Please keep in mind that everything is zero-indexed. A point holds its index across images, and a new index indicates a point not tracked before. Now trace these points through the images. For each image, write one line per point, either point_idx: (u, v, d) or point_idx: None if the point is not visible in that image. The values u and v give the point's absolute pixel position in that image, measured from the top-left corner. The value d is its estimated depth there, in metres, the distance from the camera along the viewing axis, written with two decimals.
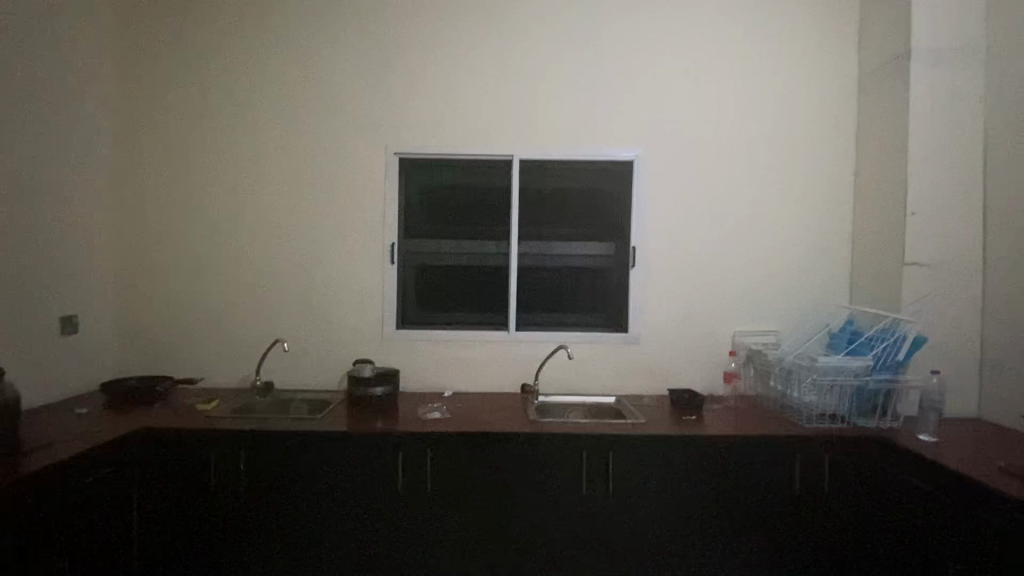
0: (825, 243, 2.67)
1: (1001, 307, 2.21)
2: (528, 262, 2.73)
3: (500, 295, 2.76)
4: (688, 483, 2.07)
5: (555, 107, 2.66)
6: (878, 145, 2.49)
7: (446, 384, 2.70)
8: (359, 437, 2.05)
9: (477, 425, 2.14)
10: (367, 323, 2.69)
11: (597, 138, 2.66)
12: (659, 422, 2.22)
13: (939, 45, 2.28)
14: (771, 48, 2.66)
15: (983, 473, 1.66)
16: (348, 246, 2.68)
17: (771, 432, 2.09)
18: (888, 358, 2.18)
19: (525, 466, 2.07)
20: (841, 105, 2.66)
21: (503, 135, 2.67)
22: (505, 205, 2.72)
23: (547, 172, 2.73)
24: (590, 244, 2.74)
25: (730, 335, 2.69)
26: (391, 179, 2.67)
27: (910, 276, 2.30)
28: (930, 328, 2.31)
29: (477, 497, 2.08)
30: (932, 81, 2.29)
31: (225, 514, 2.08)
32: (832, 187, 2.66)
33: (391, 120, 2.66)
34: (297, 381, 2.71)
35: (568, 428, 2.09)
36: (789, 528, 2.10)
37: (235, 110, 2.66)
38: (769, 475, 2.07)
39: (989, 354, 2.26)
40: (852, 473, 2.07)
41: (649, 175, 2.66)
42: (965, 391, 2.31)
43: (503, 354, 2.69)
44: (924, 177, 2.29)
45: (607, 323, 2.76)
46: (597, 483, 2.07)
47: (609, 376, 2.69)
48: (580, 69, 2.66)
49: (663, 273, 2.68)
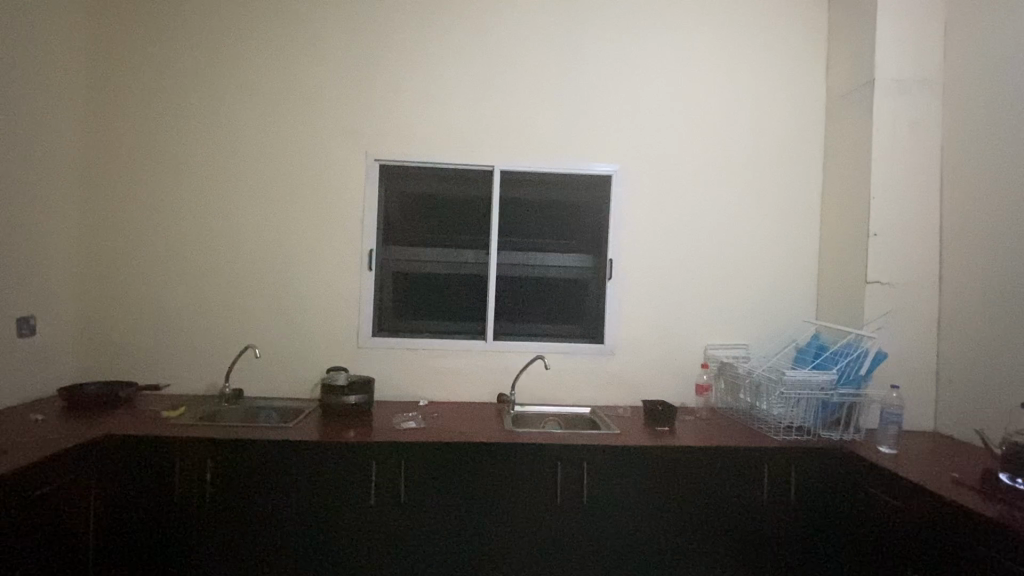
0: (793, 258, 2.76)
1: (955, 325, 2.32)
2: (507, 272, 2.74)
3: (477, 304, 2.75)
4: (660, 492, 2.10)
5: (537, 121, 2.70)
6: (844, 169, 2.60)
7: (422, 393, 2.68)
8: (332, 446, 2.02)
9: (452, 435, 2.13)
10: (342, 330, 2.65)
11: (577, 152, 2.71)
12: (634, 433, 2.25)
13: (900, 75, 2.42)
14: (746, 71, 2.76)
15: (938, 483, 1.74)
16: (325, 252, 2.65)
17: (740, 443, 2.14)
18: (851, 372, 2.27)
19: (499, 475, 2.07)
20: (810, 127, 2.77)
21: (485, 146, 2.69)
22: (485, 215, 2.73)
23: (527, 182, 2.75)
24: (568, 256, 2.77)
25: (703, 348, 2.75)
26: (370, 186, 2.65)
27: (873, 293, 2.41)
28: (890, 344, 2.41)
29: (450, 505, 2.06)
30: (894, 110, 2.42)
31: (187, 524, 2.00)
32: (799, 204, 2.77)
33: (373, 125, 2.66)
34: (268, 388, 2.64)
35: (544, 438, 2.10)
36: (756, 536, 2.14)
37: (212, 109, 2.61)
38: (739, 484, 2.12)
39: (944, 370, 2.37)
40: (817, 486, 2.13)
41: (626, 189, 2.72)
42: (922, 405, 2.41)
43: (479, 363, 2.69)
44: (885, 200, 2.41)
45: (584, 334, 2.78)
46: (573, 492, 2.08)
47: (584, 387, 2.72)
48: (563, 83, 2.71)
49: (638, 286, 2.73)
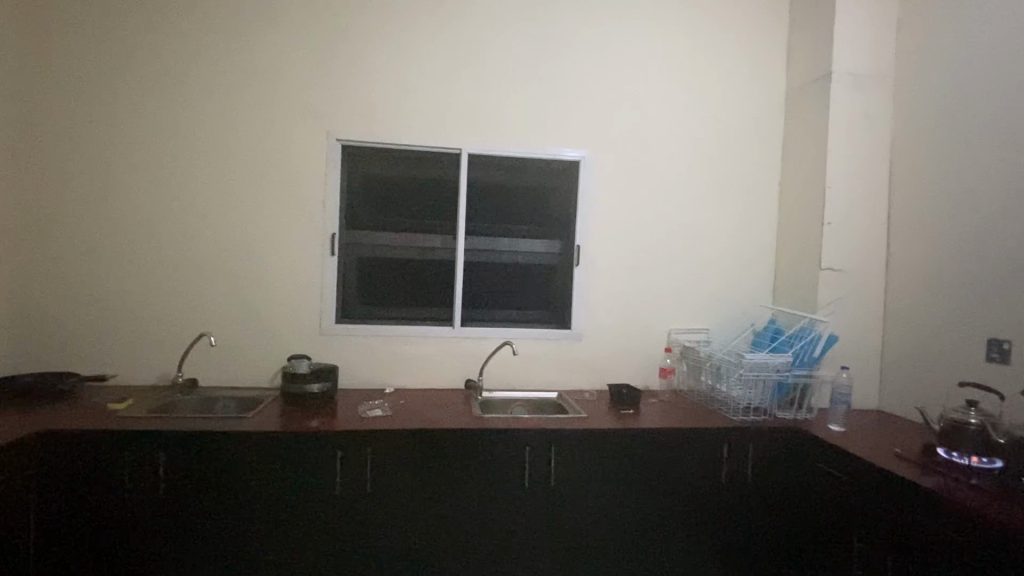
0: (753, 246, 2.85)
1: (899, 309, 2.46)
2: (474, 258, 2.71)
3: (444, 290, 2.71)
4: (625, 473, 2.15)
5: (505, 103, 2.66)
6: (801, 159, 2.69)
7: (387, 380, 2.64)
8: (295, 436, 1.96)
9: (419, 422, 2.11)
10: (304, 317, 2.57)
11: (545, 136, 2.69)
12: (599, 417, 2.29)
13: (855, 69, 2.51)
14: (711, 60, 2.80)
15: (882, 458, 1.85)
16: (284, 236, 2.54)
17: (702, 424, 2.21)
18: (805, 355, 2.38)
19: (467, 461, 2.07)
20: (770, 117, 2.84)
21: (452, 128, 2.63)
22: (452, 199, 2.68)
23: (495, 167, 2.72)
24: (535, 242, 2.76)
25: (667, 333, 2.81)
26: (332, 168, 2.56)
27: (826, 280, 2.52)
28: (841, 328, 2.54)
29: (417, 492, 2.05)
30: (849, 102, 2.51)
31: (139, 520, 1.91)
32: (759, 193, 2.85)
33: (335, 103, 2.55)
34: (225, 377, 2.53)
35: (513, 423, 2.11)
36: (715, 513, 2.22)
37: (159, 81, 2.44)
38: (700, 464, 2.19)
39: (888, 352, 2.51)
40: (772, 463, 2.23)
41: (594, 175, 2.73)
42: (868, 385, 2.56)
43: (446, 350, 2.66)
44: (839, 190, 2.51)
45: (551, 320, 2.80)
46: (540, 476, 2.10)
47: (551, 372, 2.74)
48: (531, 66, 2.67)
49: (605, 272, 2.76)
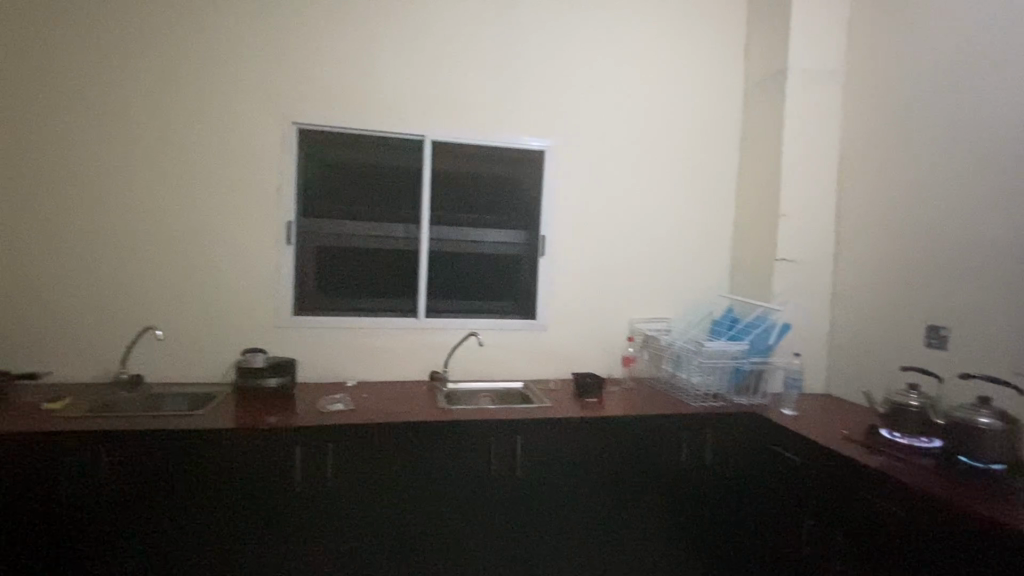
0: (713, 236, 2.93)
1: (846, 298, 2.59)
2: (438, 247, 2.66)
3: (408, 280, 2.65)
4: (590, 460, 2.19)
5: (469, 90, 2.61)
6: (759, 152, 2.77)
7: (349, 373, 2.57)
8: (251, 433, 1.87)
9: (383, 415, 2.07)
10: (260, 308, 2.46)
11: (510, 124, 2.66)
12: (564, 406, 2.31)
13: (809, 66, 2.60)
14: (674, 52, 2.83)
15: (831, 440, 1.94)
16: (237, 223, 2.41)
17: (664, 411, 2.27)
18: (760, 342, 2.47)
19: (433, 453, 2.04)
20: (730, 110, 2.91)
21: (415, 114, 2.56)
22: (415, 187, 2.61)
23: (459, 154, 2.66)
24: (500, 231, 2.74)
25: (630, 322, 2.86)
26: (288, 152, 2.44)
27: (780, 270, 2.62)
28: (794, 316, 2.65)
29: (381, 486, 2.01)
30: (803, 98, 2.60)
31: (80, 525, 1.79)
32: (719, 185, 2.92)
33: (291, 84, 2.43)
34: (174, 373, 2.39)
35: (479, 414, 2.10)
36: (675, 496, 2.29)
37: (94, 53, 2.25)
38: (661, 450, 2.25)
39: (836, 338, 2.65)
40: (728, 447, 2.31)
41: (558, 164, 2.72)
42: (817, 370, 2.69)
43: (410, 341, 2.61)
44: (793, 183, 2.61)
45: (517, 310, 2.79)
46: (507, 466, 2.10)
47: (517, 362, 2.73)
48: (496, 52, 2.62)
49: (570, 263, 2.77)
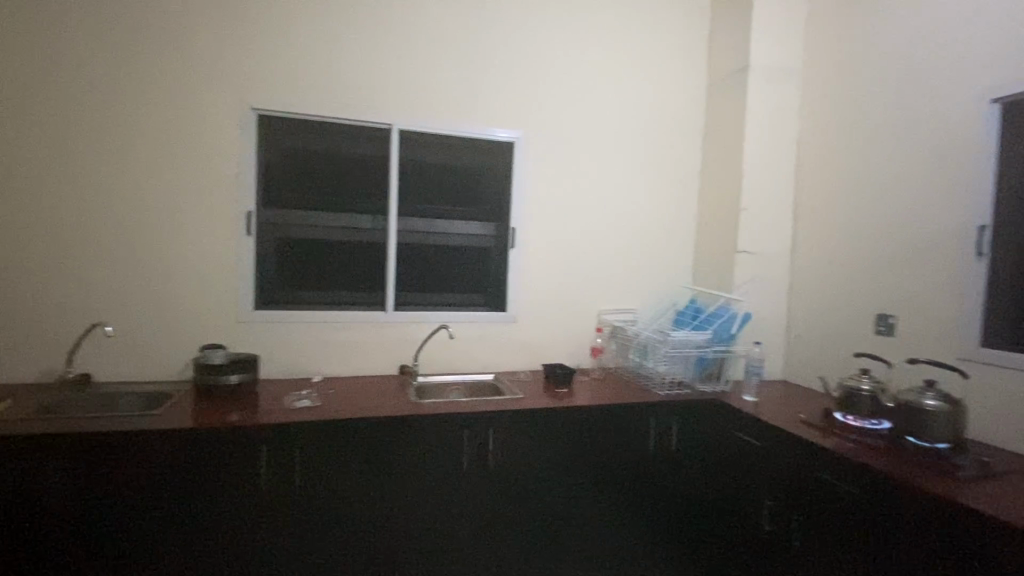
0: (678, 229, 3.00)
1: (802, 288, 2.71)
2: (407, 239, 2.61)
3: (375, 273, 2.59)
4: (561, 450, 2.21)
5: (438, 78, 2.57)
6: (721, 146, 2.85)
7: (315, 369, 2.50)
8: (213, 433, 1.80)
9: (352, 410, 2.03)
10: (219, 303, 2.35)
11: (479, 114, 2.64)
12: (536, 397, 2.33)
13: (770, 64, 2.68)
14: (641, 46, 2.87)
15: (790, 424, 2.04)
16: (192, 212, 2.29)
17: (632, 400, 2.32)
18: (723, 332, 2.56)
19: (404, 449, 2.02)
20: (694, 105, 2.98)
21: (382, 101, 2.50)
22: (382, 177, 2.54)
23: (428, 144, 2.62)
24: (470, 223, 2.71)
25: (598, 313, 2.90)
26: (247, 138, 2.33)
27: (742, 262, 2.71)
28: (754, 306, 2.75)
29: (351, 484, 1.97)
30: (764, 95, 2.69)
31: (25, 535, 1.67)
32: (683, 178, 2.99)
33: (250, 67, 2.32)
34: (125, 372, 2.26)
35: (450, 408, 2.08)
36: (644, 485, 2.35)
37: (28, 27, 2.08)
38: (630, 438, 2.30)
39: (792, 327, 2.77)
40: (694, 434, 2.39)
41: (528, 156, 2.72)
42: (775, 357, 2.81)
43: (378, 335, 2.56)
44: (754, 177, 2.70)
45: (487, 303, 2.78)
46: (479, 458, 2.11)
47: (487, 355, 2.73)
48: (464, 41, 2.59)
49: (539, 254, 2.78)
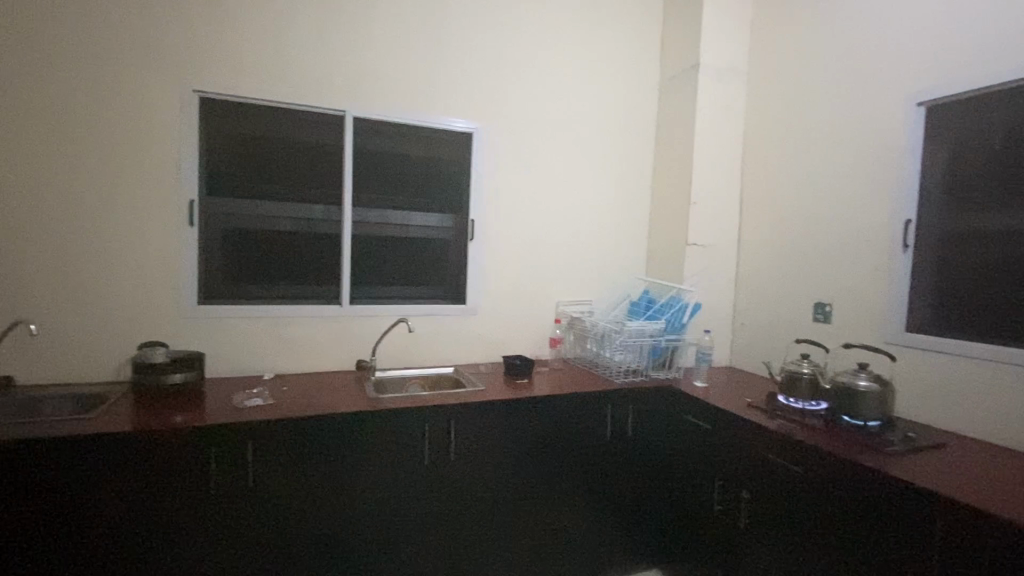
0: (632, 221, 3.09)
1: (747, 279, 2.86)
2: (362, 231, 2.54)
3: (329, 266, 2.50)
4: (522, 440, 2.24)
5: (393, 65, 2.50)
6: (672, 142, 2.95)
7: (267, 366, 2.39)
8: (157, 436, 1.69)
9: (308, 408, 1.96)
10: (159, 297, 2.20)
11: (436, 104, 2.60)
12: (496, 389, 2.34)
13: (718, 63, 2.79)
14: (597, 41, 2.91)
15: (737, 408, 2.16)
16: (127, 201, 2.13)
17: (590, 389, 2.38)
18: (675, 321, 2.66)
19: (364, 445, 1.98)
20: (647, 101, 3.06)
21: (335, 87, 2.41)
22: (336, 166, 2.45)
23: (384, 133, 2.55)
24: (427, 214, 2.67)
25: (556, 305, 2.94)
26: (188, 122, 2.19)
27: (692, 254, 2.83)
28: (703, 296, 2.87)
29: (309, 483, 1.91)
30: (713, 93, 2.79)
31: None
32: (637, 172, 3.07)
33: (190, 46, 2.18)
34: (52, 374, 2.08)
35: (412, 402, 2.06)
36: (602, 472, 2.41)
37: None
38: (588, 426, 2.36)
39: (738, 316, 2.92)
40: (649, 420, 2.48)
41: (486, 147, 2.71)
42: (722, 345, 2.96)
43: (333, 329, 2.49)
44: (704, 172, 2.81)
45: (446, 295, 2.75)
46: (440, 451, 2.10)
47: (447, 347, 2.71)
48: (421, 28, 2.54)
49: (498, 246, 2.78)
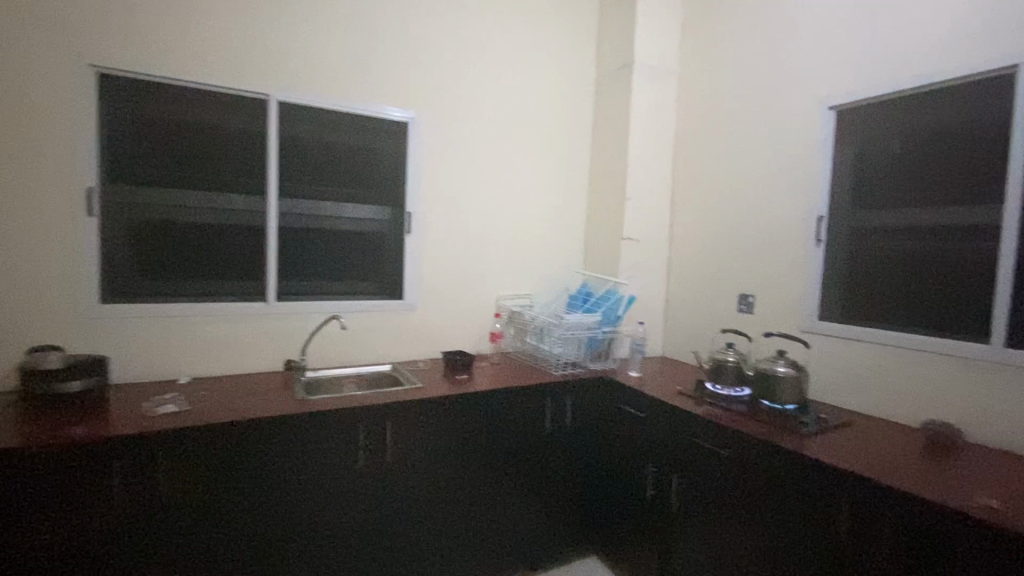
0: (570, 215, 3.12)
1: (678, 272, 2.98)
2: (290, 223, 2.39)
3: (253, 260, 2.33)
4: (461, 436, 2.21)
5: (322, 49, 2.38)
6: (608, 138, 3.01)
7: (183, 369, 2.21)
8: (49, 452, 1.51)
9: (229, 413, 1.83)
10: (53, 296, 1.97)
11: (369, 91, 2.50)
12: (435, 386, 2.29)
13: (651, 62, 2.87)
14: (534, 34, 2.90)
15: (669, 396, 2.24)
16: (10, 187, 1.88)
17: (530, 382, 2.39)
18: (611, 313, 2.71)
19: (293, 450, 1.87)
20: (584, 96, 3.09)
21: (257, 69, 2.26)
22: (259, 154, 2.29)
23: (312, 119, 2.41)
24: (361, 206, 2.55)
25: (496, 299, 2.93)
26: (85, 100, 1.97)
27: (627, 248, 2.91)
28: (638, 289, 2.97)
29: (231, 493, 1.78)
30: (646, 91, 2.87)
31: None
32: (574, 167, 3.11)
33: (85, 15, 1.95)
34: None
35: (345, 402, 1.97)
36: (541, 464, 2.43)
37: None
38: (528, 420, 2.37)
39: (670, 307, 3.03)
40: (586, 411, 2.53)
41: (423, 138, 2.64)
42: (655, 336, 3.07)
43: (259, 328, 2.34)
44: (638, 168, 2.89)
45: (382, 291, 2.66)
46: (376, 452, 2.03)
47: (383, 344, 2.63)
48: (352, 10, 2.42)
49: (436, 240, 2.72)
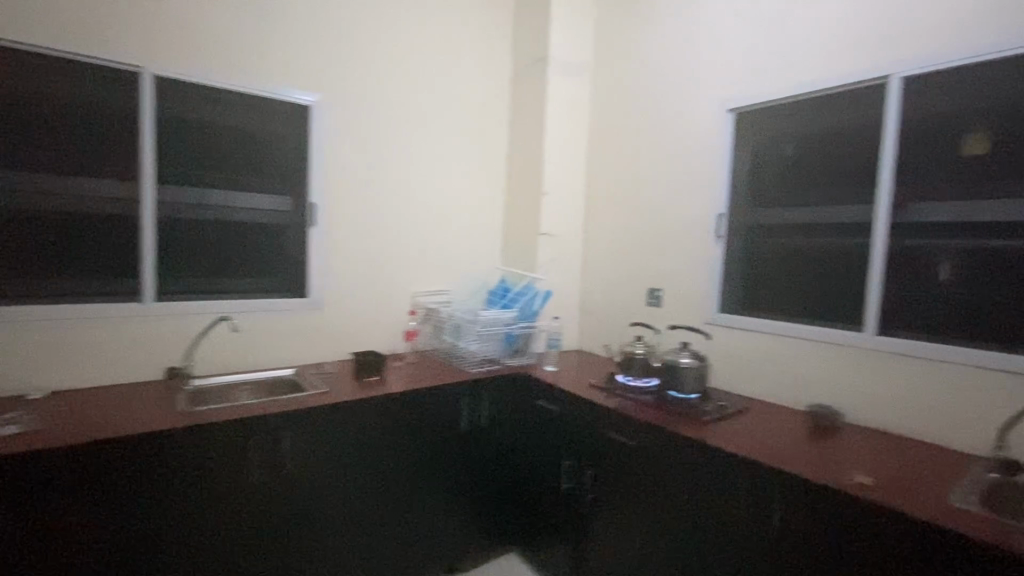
0: (487, 209, 3.07)
1: (593, 267, 3.03)
2: (169, 213, 2.12)
3: (122, 254, 2.03)
4: (371, 441, 2.09)
5: (208, 18, 2.14)
6: (524, 132, 2.99)
7: (35, 381, 1.89)
8: None
9: (88, 431, 1.57)
10: None
11: (264, 69, 2.28)
12: (341, 389, 2.14)
13: (566, 57, 2.89)
14: (449, 20, 2.81)
15: (583, 390, 2.26)
16: None
17: (444, 381, 2.31)
18: (527, 308, 2.70)
19: (172, 469, 1.65)
20: (501, 88, 3.05)
21: (126, 36, 1.98)
22: (129, 132, 2.01)
23: (197, 97, 2.16)
24: (256, 195, 2.33)
25: (411, 295, 2.81)
26: None
27: (544, 242, 2.91)
28: (554, 283, 2.98)
29: (91, 524, 1.54)
30: (561, 86, 2.88)
31: None
32: (492, 160, 3.05)
33: None
34: None
35: (234, 411, 1.78)
36: (457, 463, 2.37)
37: None
38: (442, 419, 2.29)
39: (586, 302, 3.08)
40: (504, 408, 2.49)
41: (327, 123, 2.46)
42: (572, 330, 3.10)
43: (133, 331, 2.06)
44: (553, 163, 2.90)
45: (283, 288, 2.45)
46: (273, 464, 1.85)
47: (285, 346, 2.42)
48: None
49: (344, 233, 2.55)
